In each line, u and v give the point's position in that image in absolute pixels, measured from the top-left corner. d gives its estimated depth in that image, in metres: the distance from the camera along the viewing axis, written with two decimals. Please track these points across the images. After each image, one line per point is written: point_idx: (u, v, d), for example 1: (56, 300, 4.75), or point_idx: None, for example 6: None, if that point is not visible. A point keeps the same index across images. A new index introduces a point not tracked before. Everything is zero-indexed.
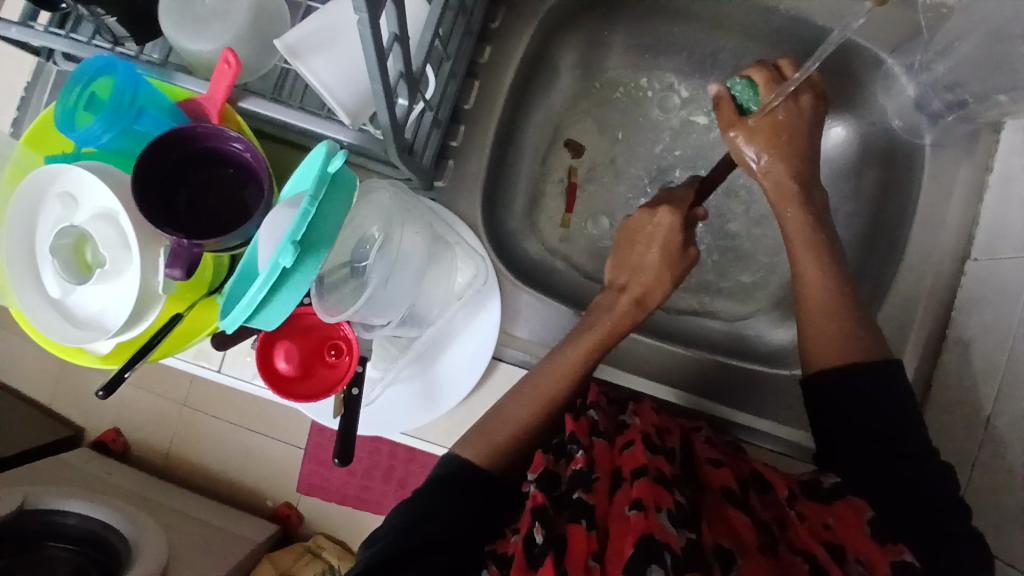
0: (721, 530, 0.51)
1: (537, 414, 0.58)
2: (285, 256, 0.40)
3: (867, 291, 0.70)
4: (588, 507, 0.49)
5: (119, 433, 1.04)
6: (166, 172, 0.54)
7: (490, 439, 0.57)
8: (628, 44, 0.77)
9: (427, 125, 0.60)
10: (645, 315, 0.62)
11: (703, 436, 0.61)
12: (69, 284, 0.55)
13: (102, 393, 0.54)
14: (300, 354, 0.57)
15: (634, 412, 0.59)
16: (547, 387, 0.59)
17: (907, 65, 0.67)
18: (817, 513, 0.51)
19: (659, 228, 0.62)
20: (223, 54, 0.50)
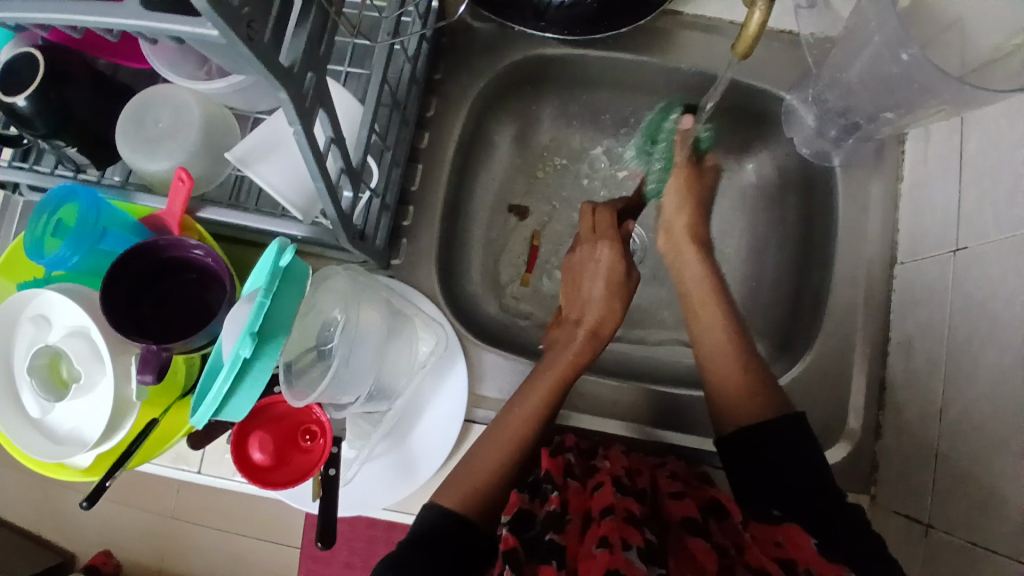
0: (685, 562, 0.53)
1: (508, 452, 0.60)
2: (244, 347, 0.43)
3: (807, 310, 0.75)
4: (559, 549, 0.51)
5: (108, 555, 1.04)
6: (131, 283, 0.57)
7: (463, 485, 0.58)
8: (557, 113, 0.84)
9: (376, 210, 0.65)
10: (602, 344, 0.68)
11: (667, 471, 0.65)
12: (48, 402, 0.57)
13: (86, 504, 0.56)
14: (274, 442, 0.58)
15: (602, 457, 0.63)
16: (519, 427, 0.61)
17: (804, 98, 0.72)
18: (768, 533, 0.57)
19: (599, 257, 0.71)
20: (178, 173, 0.55)
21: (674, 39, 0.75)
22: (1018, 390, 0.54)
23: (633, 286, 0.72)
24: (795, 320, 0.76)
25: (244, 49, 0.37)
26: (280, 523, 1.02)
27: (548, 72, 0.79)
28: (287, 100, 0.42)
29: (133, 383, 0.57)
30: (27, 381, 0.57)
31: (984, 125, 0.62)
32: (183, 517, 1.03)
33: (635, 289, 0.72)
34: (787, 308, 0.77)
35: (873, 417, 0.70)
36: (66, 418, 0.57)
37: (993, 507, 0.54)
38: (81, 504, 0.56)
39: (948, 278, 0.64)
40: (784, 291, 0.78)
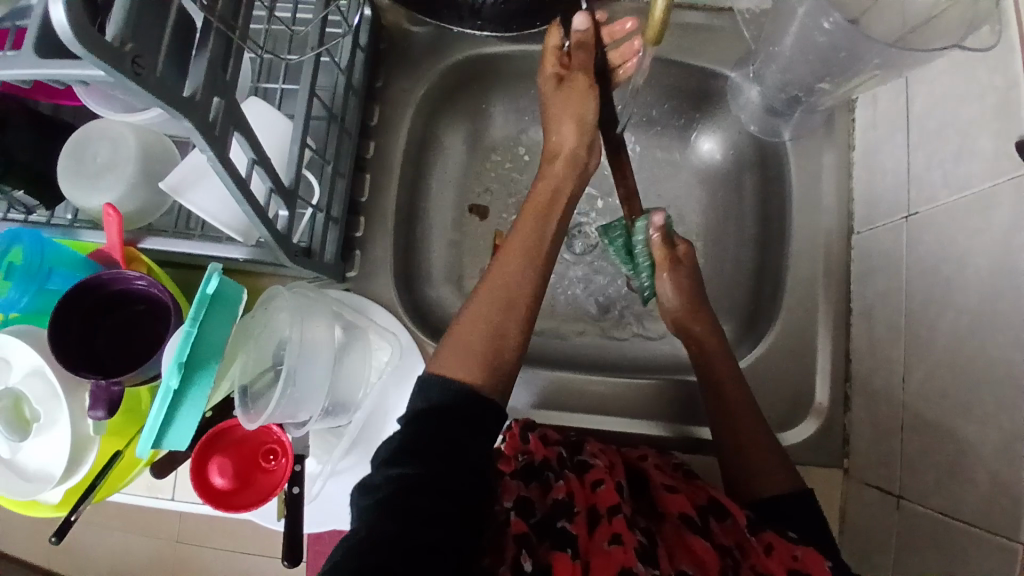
0: (683, 556, 0.56)
1: (498, 293, 0.55)
2: (174, 377, 0.45)
3: (770, 286, 0.74)
4: (570, 537, 0.54)
5: None
6: (81, 320, 0.57)
7: (471, 343, 0.53)
8: (508, 109, 0.82)
9: (321, 225, 0.66)
10: (578, 160, 0.62)
11: (651, 465, 0.66)
12: (16, 442, 0.58)
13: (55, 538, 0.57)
14: (235, 467, 0.58)
15: (591, 453, 0.64)
16: (509, 268, 0.56)
17: (746, 75, 0.71)
18: (785, 545, 0.54)
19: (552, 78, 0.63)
20: (106, 208, 0.55)
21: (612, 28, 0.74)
22: (970, 354, 0.53)
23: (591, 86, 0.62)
24: (759, 298, 0.75)
25: (134, 84, 0.38)
26: None
27: (491, 70, 0.78)
28: (194, 129, 0.43)
29: (89, 420, 0.57)
30: None
31: (924, 86, 0.61)
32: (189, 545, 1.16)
33: (591, 88, 0.62)
34: (751, 287, 0.77)
35: (841, 390, 0.69)
36: (33, 457, 0.58)
37: (959, 474, 0.53)
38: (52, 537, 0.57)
39: (902, 245, 0.63)
40: (747, 270, 0.77)
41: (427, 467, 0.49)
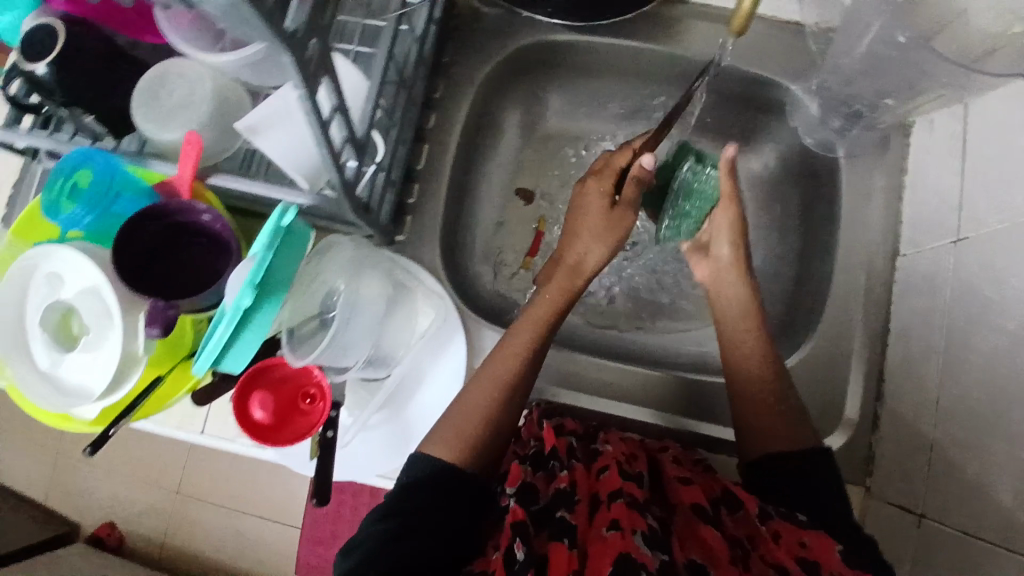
0: (694, 546, 0.55)
1: (495, 392, 0.62)
2: (245, 298, 0.46)
3: (809, 299, 0.74)
4: (569, 527, 0.54)
5: (112, 526, 1.30)
6: (144, 246, 0.58)
7: (463, 433, 0.60)
8: (564, 101, 0.82)
9: (381, 184, 0.67)
10: (584, 281, 0.69)
11: (670, 456, 0.66)
12: (61, 356, 0.58)
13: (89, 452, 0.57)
14: (275, 403, 0.58)
15: (604, 441, 0.65)
16: (503, 369, 0.63)
17: (808, 88, 0.72)
18: (794, 533, 0.56)
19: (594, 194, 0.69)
20: (187, 134, 0.56)
21: (680, 29, 0.72)
22: (1010, 374, 0.53)
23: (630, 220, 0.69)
24: (797, 308, 0.76)
25: (247, 9, 0.39)
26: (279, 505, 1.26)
27: (554, 59, 0.77)
28: (291, 63, 0.44)
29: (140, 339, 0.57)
30: (38, 335, 0.59)
31: (986, 114, 0.61)
32: (191, 493, 1.28)
33: (633, 225, 0.69)
34: (788, 298, 0.77)
35: (870, 408, 0.69)
36: (75, 371, 0.59)
37: (985, 495, 0.54)
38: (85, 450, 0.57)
39: (949, 269, 0.63)
40: (787, 279, 0.78)
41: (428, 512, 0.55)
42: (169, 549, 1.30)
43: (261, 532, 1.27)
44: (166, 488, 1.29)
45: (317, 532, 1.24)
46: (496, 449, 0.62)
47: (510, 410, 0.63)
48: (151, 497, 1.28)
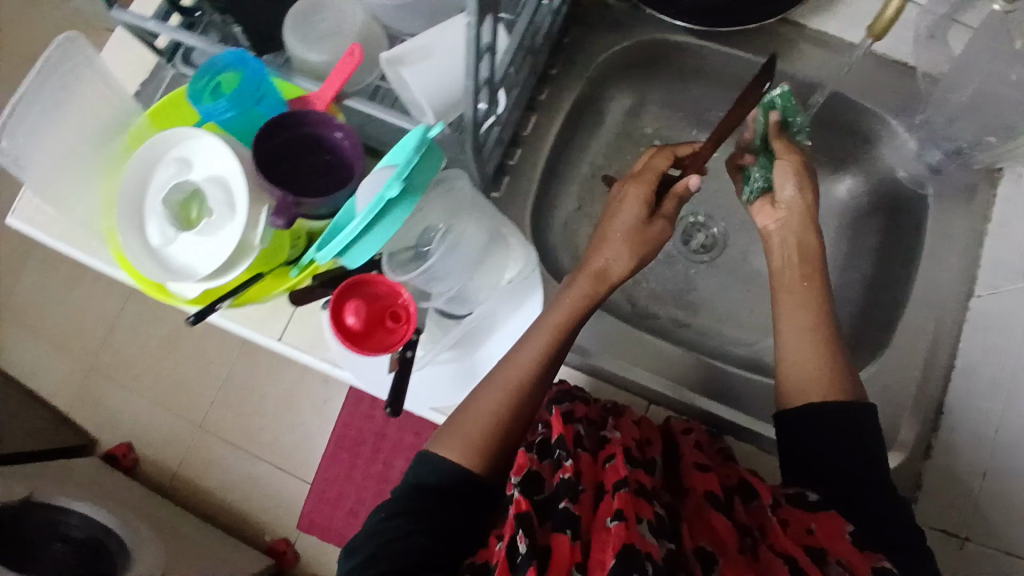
0: (703, 532, 0.56)
1: (505, 397, 0.62)
2: (391, 189, 0.48)
3: (877, 325, 0.75)
4: (573, 518, 0.52)
5: (129, 448, 1.31)
6: (276, 146, 0.61)
7: (470, 435, 0.60)
8: (664, 101, 0.85)
9: (494, 138, 0.68)
10: (608, 290, 0.65)
11: (691, 440, 0.66)
12: (175, 235, 0.60)
13: (191, 319, 0.57)
14: (367, 312, 0.60)
15: (614, 427, 0.64)
16: (514, 375, 0.62)
17: (911, 124, 0.74)
18: (801, 518, 0.57)
19: (628, 205, 0.66)
20: (352, 45, 0.56)
21: (795, 49, 0.75)
22: None
23: (663, 236, 0.67)
24: (863, 335, 0.76)
25: None
26: (294, 456, 1.26)
27: (667, 58, 0.78)
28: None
29: (258, 229, 0.59)
30: (155, 212, 0.61)
31: None
32: (211, 429, 1.30)
33: (666, 238, 0.66)
34: (854, 323, 0.78)
35: (926, 437, 0.69)
36: (184, 251, 0.61)
37: None
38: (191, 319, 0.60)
39: None
40: (855, 306, 0.79)
41: (430, 510, 0.56)
42: (179, 480, 1.31)
43: (272, 480, 1.27)
44: (189, 420, 1.30)
45: (325, 489, 1.24)
46: (507, 451, 0.62)
47: (520, 415, 0.62)
48: (175, 424, 1.31)
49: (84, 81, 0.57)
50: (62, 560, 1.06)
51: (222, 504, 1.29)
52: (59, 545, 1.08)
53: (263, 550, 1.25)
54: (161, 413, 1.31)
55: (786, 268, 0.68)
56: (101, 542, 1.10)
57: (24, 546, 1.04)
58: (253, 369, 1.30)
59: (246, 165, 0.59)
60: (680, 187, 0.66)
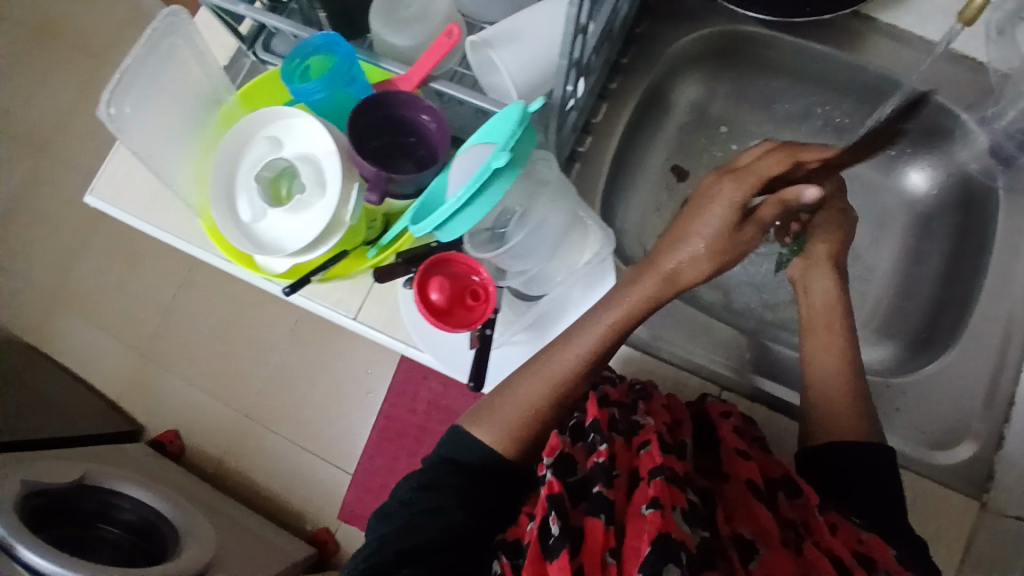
0: (744, 519, 0.56)
1: (545, 392, 0.62)
2: (498, 160, 0.47)
3: (949, 318, 0.74)
4: (607, 504, 0.52)
5: (176, 436, 1.33)
6: (365, 129, 0.62)
7: (506, 423, 0.61)
8: (729, 94, 0.85)
9: (572, 122, 0.68)
10: (676, 291, 0.63)
11: (730, 423, 0.65)
12: (265, 211, 0.62)
13: (287, 289, 0.63)
14: (450, 289, 0.62)
15: (646, 412, 0.62)
16: (564, 368, 0.62)
17: (982, 118, 0.73)
18: (851, 530, 0.57)
19: (708, 205, 0.62)
20: (450, 26, 0.58)
21: (865, 42, 0.75)
22: None
23: (750, 244, 0.62)
24: (934, 330, 0.75)
25: None
26: (338, 446, 1.28)
27: (732, 50, 0.80)
28: None
29: (350, 206, 0.61)
30: (246, 189, 0.62)
31: None
32: (258, 419, 1.32)
33: (749, 248, 0.61)
34: (924, 317, 0.77)
35: (996, 427, 0.69)
36: (273, 227, 0.62)
37: None
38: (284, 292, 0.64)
39: None
40: (924, 301, 0.78)
41: (461, 485, 0.59)
42: (226, 468, 1.33)
43: (316, 470, 1.28)
44: (237, 409, 1.34)
45: (369, 481, 1.25)
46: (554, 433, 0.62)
47: (556, 410, 0.62)
48: (225, 412, 1.34)
49: (182, 57, 0.58)
50: (116, 542, 1.03)
51: (266, 492, 1.31)
52: (108, 528, 1.04)
53: (304, 539, 1.26)
54: (212, 401, 1.35)
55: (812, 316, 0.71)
56: (153, 526, 1.07)
57: (78, 526, 1.01)
58: (302, 358, 1.32)
59: (339, 144, 0.60)
60: (789, 192, 0.60)
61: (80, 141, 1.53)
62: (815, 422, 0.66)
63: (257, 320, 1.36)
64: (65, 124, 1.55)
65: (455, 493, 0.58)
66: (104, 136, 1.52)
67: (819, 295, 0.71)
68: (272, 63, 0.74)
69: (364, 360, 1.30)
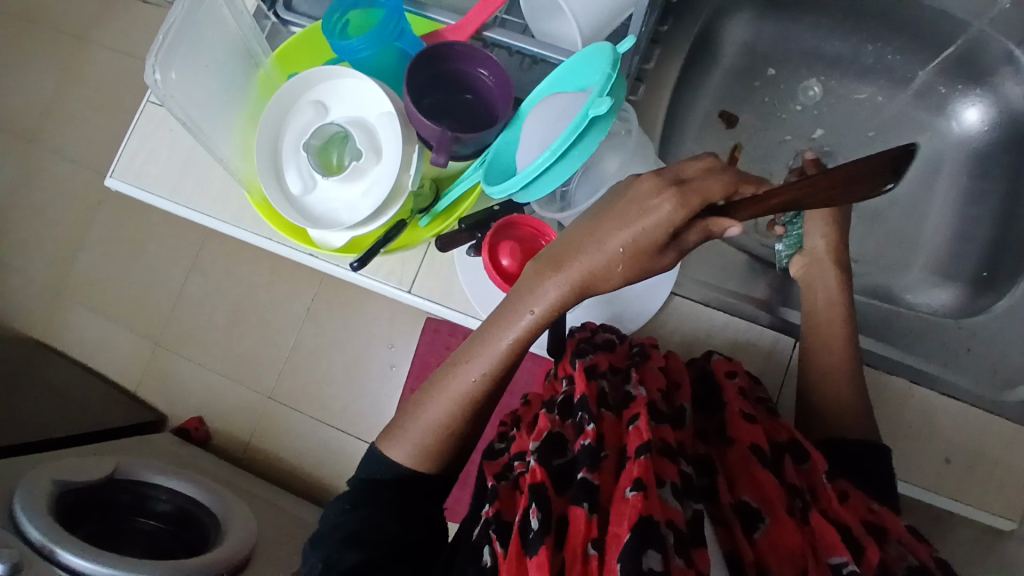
0: (745, 486, 0.47)
1: (456, 407, 0.53)
2: (598, 105, 0.45)
3: (1015, 256, 0.74)
4: (591, 489, 0.43)
5: (200, 422, 1.29)
6: (419, 86, 0.57)
7: (420, 442, 0.53)
8: (776, 34, 0.82)
9: (632, 67, 0.65)
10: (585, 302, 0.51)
11: (735, 384, 0.56)
12: (317, 182, 0.58)
13: (356, 264, 0.62)
14: (520, 255, 0.59)
15: (639, 380, 0.52)
16: (458, 388, 0.53)
17: None
18: (862, 497, 0.49)
19: (631, 213, 0.46)
20: None
21: None
22: None
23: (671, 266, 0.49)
24: (997, 269, 0.75)
25: None
26: (363, 423, 1.24)
27: None
28: None
29: (412, 172, 0.56)
30: (295, 160, 0.58)
31: None
32: (280, 398, 1.29)
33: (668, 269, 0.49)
34: (986, 257, 0.76)
35: None
36: (326, 198, 0.58)
37: None
38: (352, 266, 0.62)
39: None
40: (985, 240, 0.77)
41: (390, 497, 0.52)
42: (252, 451, 1.29)
43: (346, 447, 1.24)
44: (260, 390, 1.30)
45: None
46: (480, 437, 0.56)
47: (474, 423, 0.54)
48: (247, 395, 1.30)
49: (218, 16, 0.55)
50: (153, 534, 0.97)
51: (295, 472, 1.27)
52: (146, 520, 0.98)
53: None
54: (231, 384, 1.31)
55: (814, 315, 0.64)
56: (191, 513, 1.00)
57: (115, 520, 0.95)
58: (322, 337, 1.28)
59: (396, 105, 0.56)
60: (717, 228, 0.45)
61: (69, 125, 1.45)
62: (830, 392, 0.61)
63: (274, 300, 1.31)
64: (51, 108, 1.46)
65: (387, 502, 0.52)
66: (94, 117, 1.43)
67: (821, 296, 0.64)
68: (296, 23, 0.67)
69: (386, 334, 1.26)
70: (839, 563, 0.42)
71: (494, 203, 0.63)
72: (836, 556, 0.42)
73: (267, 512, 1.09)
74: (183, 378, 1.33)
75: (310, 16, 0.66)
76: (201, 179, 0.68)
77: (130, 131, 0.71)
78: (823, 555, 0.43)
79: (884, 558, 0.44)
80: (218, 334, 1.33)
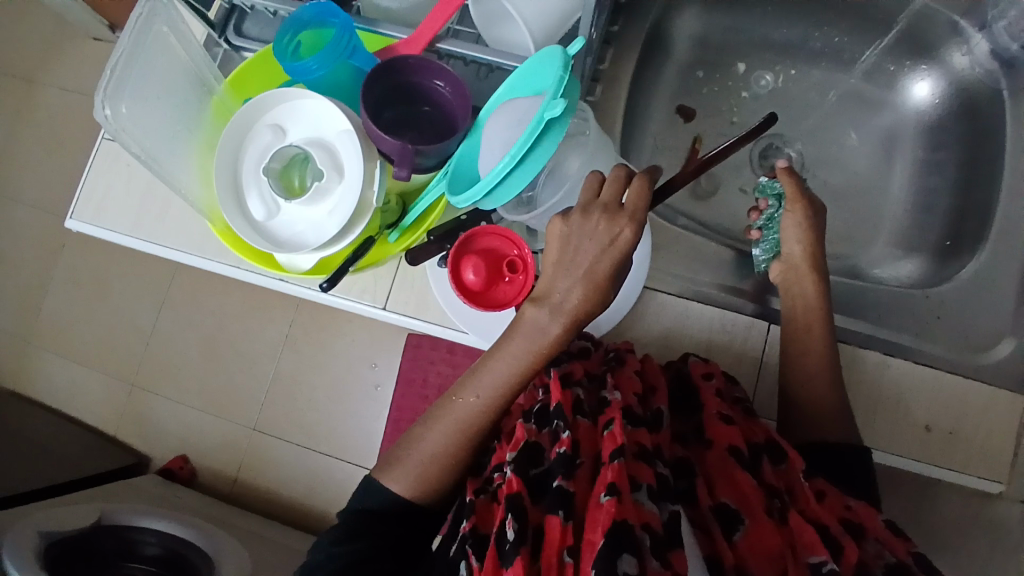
0: (723, 488, 0.48)
1: (455, 437, 0.53)
2: (551, 109, 0.45)
3: (974, 222, 0.75)
4: (567, 497, 0.43)
5: (184, 460, 1.26)
6: (376, 101, 0.57)
7: (419, 472, 0.53)
8: (725, 25, 0.84)
9: (587, 68, 0.65)
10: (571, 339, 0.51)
11: (713, 386, 0.56)
12: (279, 204, 0.57)
13: (326, 285, 0.61)
14: (485, 267, 0.57)
15: (614, 386, 0.52)
16: (458, 420, 0.53)
17: (980, 23, 0.74)
18: (838, 495, 0.50)
19: (603, 233, 0.49)
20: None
21: None
22: None
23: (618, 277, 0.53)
24: (959, 236, 0.76)
25: None
26: (351, 445, 1.22)
27: None
28: None
29: (376, 188, 0.56)
30: (256, 184, 0.57)
31: None
32: (262, 428, 1.26)
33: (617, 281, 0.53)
34: (948, 225, 0.78)
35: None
36: (291, 220, 0.57)
37: None
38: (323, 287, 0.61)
39: None
40: (946, 209, 0.79)
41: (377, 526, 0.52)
42: (240, 485, 1.26)
43: (335, 471, 1.22)
44: (243, 422, 1.27)
45: None
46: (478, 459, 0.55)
47: (471, 451, 0.53)
48: (229, 428, 1.28)
49: (166, 45, 0.55)
50: None
51: (286, 503, 1.24)
52: (135, 565, 0.94)
53: None
54: (212, 419, 1.29)
55: (792, 320, 0.65)
56: (179, 552, 0.97)
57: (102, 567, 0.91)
58: (302, 362, 1.27)
59: (355, 122, 0.56)
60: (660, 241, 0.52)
61: (26, 169, 1.42)
62: (819, 382, 0.62)
63: (250, 329, 1.29)
64: (6, 153, 1.43)
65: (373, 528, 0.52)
66: (50, 159, 1.41)
67: (798, 296, 0.65)
68: (247, 48, 0.66)
69: (368, 353, 1.25)
70: (818, 563, 0.42)
71: (461, 214, 0.62)
72: (815, 555, 0.43)
73: (258, 546, 1.06)
74: (162, 417, 1.30)
75: (261, 39, 0.66)
76: (161, 213, 0.67)
77: (85, 170, 0.70)
78: (802, 556, 0.43)
79: (861, 557, 0.45)
80: (195, 369, 1.30)
